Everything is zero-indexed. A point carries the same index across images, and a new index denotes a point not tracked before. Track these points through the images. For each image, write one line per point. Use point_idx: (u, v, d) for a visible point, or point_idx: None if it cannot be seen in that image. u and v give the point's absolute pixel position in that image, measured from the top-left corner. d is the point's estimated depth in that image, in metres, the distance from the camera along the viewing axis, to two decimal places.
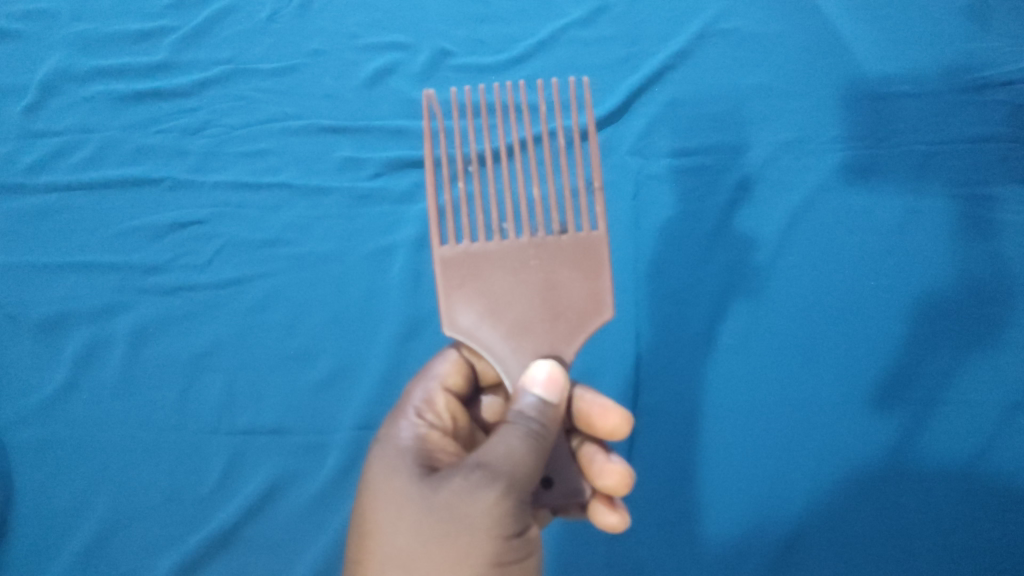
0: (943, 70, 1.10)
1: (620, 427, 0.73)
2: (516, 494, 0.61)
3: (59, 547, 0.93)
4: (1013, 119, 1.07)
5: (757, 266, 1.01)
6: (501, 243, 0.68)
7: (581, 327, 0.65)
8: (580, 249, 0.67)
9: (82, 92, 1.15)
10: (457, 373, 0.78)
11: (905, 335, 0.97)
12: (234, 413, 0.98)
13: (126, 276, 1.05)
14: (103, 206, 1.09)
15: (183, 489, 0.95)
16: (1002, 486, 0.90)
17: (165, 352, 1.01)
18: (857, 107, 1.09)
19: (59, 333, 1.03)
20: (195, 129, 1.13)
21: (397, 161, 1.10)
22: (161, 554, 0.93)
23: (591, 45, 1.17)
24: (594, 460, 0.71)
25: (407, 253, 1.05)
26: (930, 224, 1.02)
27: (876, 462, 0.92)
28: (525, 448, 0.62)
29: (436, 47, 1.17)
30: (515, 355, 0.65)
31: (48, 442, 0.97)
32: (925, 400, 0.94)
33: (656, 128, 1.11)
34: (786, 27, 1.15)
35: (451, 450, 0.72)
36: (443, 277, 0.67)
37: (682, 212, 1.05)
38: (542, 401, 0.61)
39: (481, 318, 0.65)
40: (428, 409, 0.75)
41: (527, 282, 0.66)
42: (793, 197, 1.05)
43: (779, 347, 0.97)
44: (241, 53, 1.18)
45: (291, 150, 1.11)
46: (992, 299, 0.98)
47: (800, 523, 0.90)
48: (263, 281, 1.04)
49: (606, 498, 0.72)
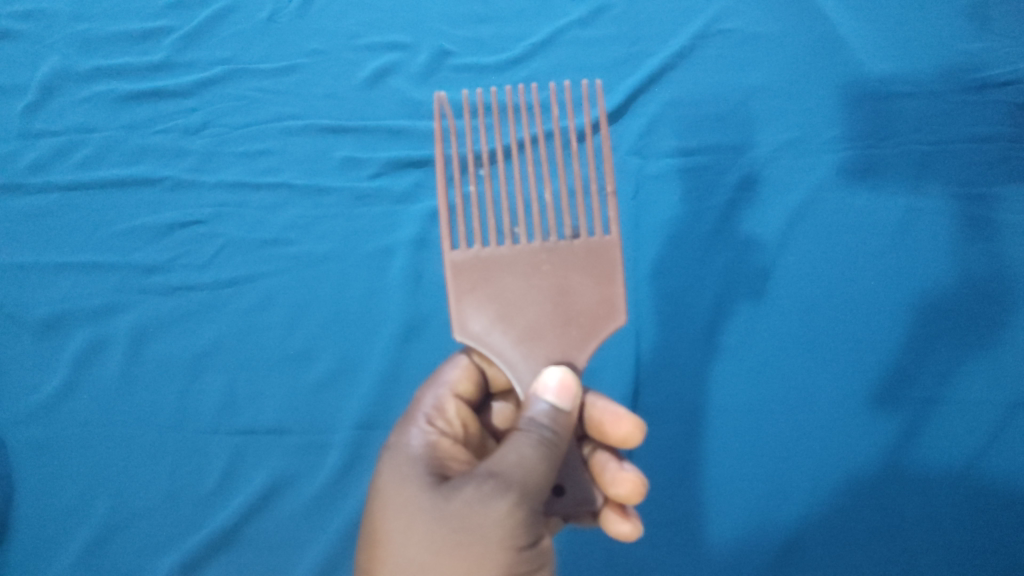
0: (943, 70, 1.11)
1: (633, 435, 0.73)
2: (528, 503, 0.61)
3: (58, 549, 0.92)
4: (1013, 119, 1.08)
5: (757, 266, 1.02)
6: (512, 248, 0.68)
7: (594, 333, 0.65)
8: (592, 254, 0.67)
9: (83, 92, 1.13)
10: (467, 378, 0.78)
11: (905, 334, 0.97)
12: (235, 413, 0.97)
13: (126, 275, 1.04)
14: (102, 205, 1.07)
15: (184, 489, 0.94)
16: (1000, 485, 0.91)
17: (166, 353, 1.00)
18: (858, 107, 1.09)
19: (58, 334, 1.01)
20: (195, 129, 1.12)
21: (397, 161, 1.09)
22: (162, 554, 0.92)
23: (591, 45, 1.16)
24: (607, 468, 0.72)
25: (407, 253, 1.04)
26: (930, 224, 1.02)
27: (876, 462, 0.92)
28: (536, 456, 0.62)
29: (436, 47, 1.16)
30: (526, 360, 0.64)
31: (49, 443, 0.96)
32: (924, 400, 0.94)
33: (657, 127, 1.11)
34: (788, 28, 1.14)
35: (462, 458, 0.72)
36: (454, 281, 0.67)
37: (684, 212, 1.05)
38: (554, 407, 0.61)
39: (492, 324, 0.65)
40: (438, 416, 0.75)
41: (539, 287, 0.66)
42: (793, 197, 1.06)
43: (779, 347, 0.98)
44: (240, 53, 1.16)
45: (291, 150, 1.10)
46: (991, 298, 0.98)
47: (801, 522, 0.90)
48: (263, 281, 1.03)
49: (618, 506, 0.75)
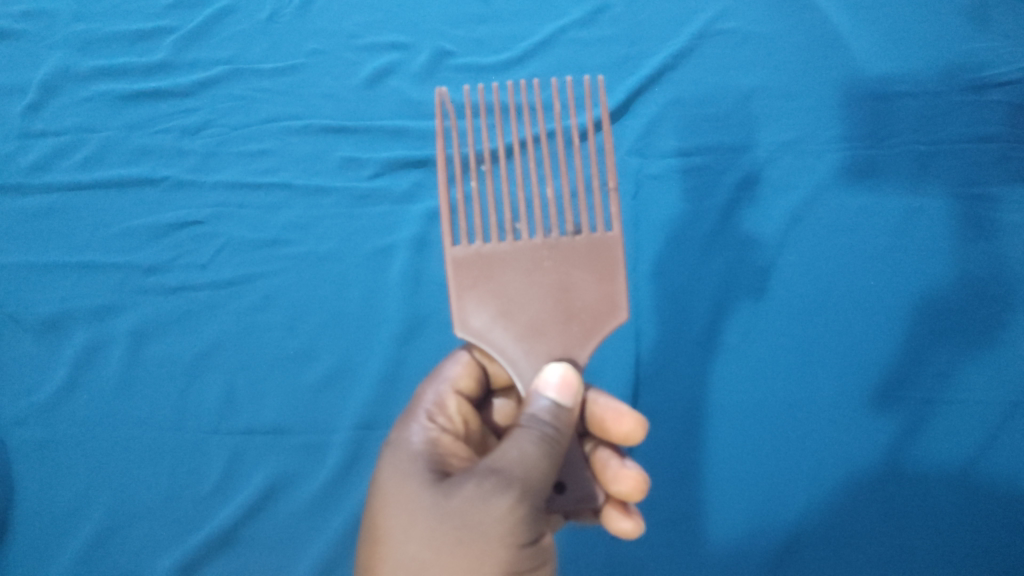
0: (943, 70, 1.11)
1: (634, 432, 0.74)
2: (529, 500, 0.61)
3: (58, 549, 0.92)
4: (1013, 118, 1.08)
5: (756, 266, 1.02)
6: (513, 244, 0.68)
7: (596, 329, 0.65)
8: (594, 250, 0.68)
9: (83, 91, 1.14)
10: (468, 375, 0.78)
11: (905, 333, 0.98)
12: (235, 413, 0.97)
13: (125, 275, 1.04)
14: (102, 205, 1.07)
15: (184, 489, 0.94)
16: (1000, 485, 0.91)
17: (166, 352, 1.00)
18: (857, 107, 1.10)
19: (57, 333, 1.01)
20: (195, 129, 1.12)
21: (396, 161, 1.09)
22: (162, 554, 0.92)
23: (591, 45, 1.17)
24: (608, 465, 0.73)
25: (407, 253, 1.04)
26: (930, 225, 1.03)
27: (876, 462, 0.92)
28: (538, 453, 0.62)
29: (436, 47, 1.16)
30: (528, 357, 0.65)
31: (49, 443, 0.96)
32: (924, 400, 0.95)
33: (656, 127, 1.11)
34: (787, 28, 1.15)
35: (463, 455, 0.72)
36: (455, 277, 0.68)
37: (684, 212, 1.05)
38: (556, 404, 0.62)
39: (494, 319, 0.66)
40: (438, 412, 0.75)
41: (540, 284, 0.66)
42: (793, 197, 1.06)
43: (779, 347, 0.98)
44: (240, 53, 1.17)
45: (291, 150, 1.10)
46: (991, 298, 0.99)
47: (800, 523, 0.90)
48: (262, 281, 1.03)
49: (619, 503, 0.75)
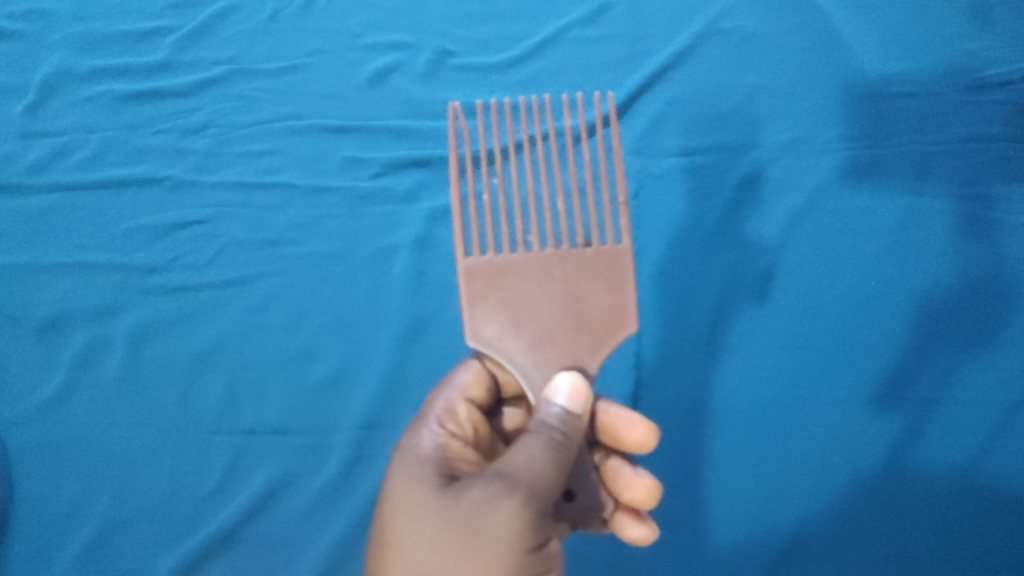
0: (945, 70, 1.11)
1: (646, 439, 0.75)
2: (536, 505, 0.61)
3: (58, 548, 0.92)
4: (1013, 119, 1.08)
5: (758, 266, 1.02)
6: (524, 254, 0.68)
7: (607, 339, 0.65)
8: (605, 261, 0.68)
9: (82, 91, 1.13)
10: (478, 383, 0.77)
11: (906, 334, 0.97)
12: (236, 414, 0.96)
13: (126, 276, 1.03)
14: (103, 205, 1.07)
15: (184, 489, 0.94)
16: (1000, 485, 0.91)
17: (167, 353, 1.00)
18: (859, 107, 1.10)
19: (58, 334, 1.01)
20: (195, 129, 1.11)
21: (398, 161, 1.09)
22: (162, 554, 0.92)
23: (592, 45, 1.16)
24: (622, 473, 0.75)
25: (409, 253, 1.04)
26: (931, 225, 1.03)
27: (876, 463, 0.92)
28: (546, 457, 0.62)
29: (438, 47, 1.16)
30: (538, 367, 0.65)
31: (49, 443, 0.96)
32: (925, 400, 0.94)
33: (658, 127, 1.11)
34: (789, 27, 1.15)
35: (471, 461, 0.72)
36: (466, 287, 0.67)
37: (685, 212, 1.05)
38: (566, 411, 0.62)
39: (504, 329, 0.65)
40: (448, 419, 0.75)
41: (551, 294, 0.66)
42: (794, 197, 1.06)
43: (781, 347, 0.98)
44: (241, 53, 1.16)
45: (292, 150, 1.10)
46: (992, 298, 0.99)
47: (800, 522, 0.90)
48: (264, 281, 1.03)
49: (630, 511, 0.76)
